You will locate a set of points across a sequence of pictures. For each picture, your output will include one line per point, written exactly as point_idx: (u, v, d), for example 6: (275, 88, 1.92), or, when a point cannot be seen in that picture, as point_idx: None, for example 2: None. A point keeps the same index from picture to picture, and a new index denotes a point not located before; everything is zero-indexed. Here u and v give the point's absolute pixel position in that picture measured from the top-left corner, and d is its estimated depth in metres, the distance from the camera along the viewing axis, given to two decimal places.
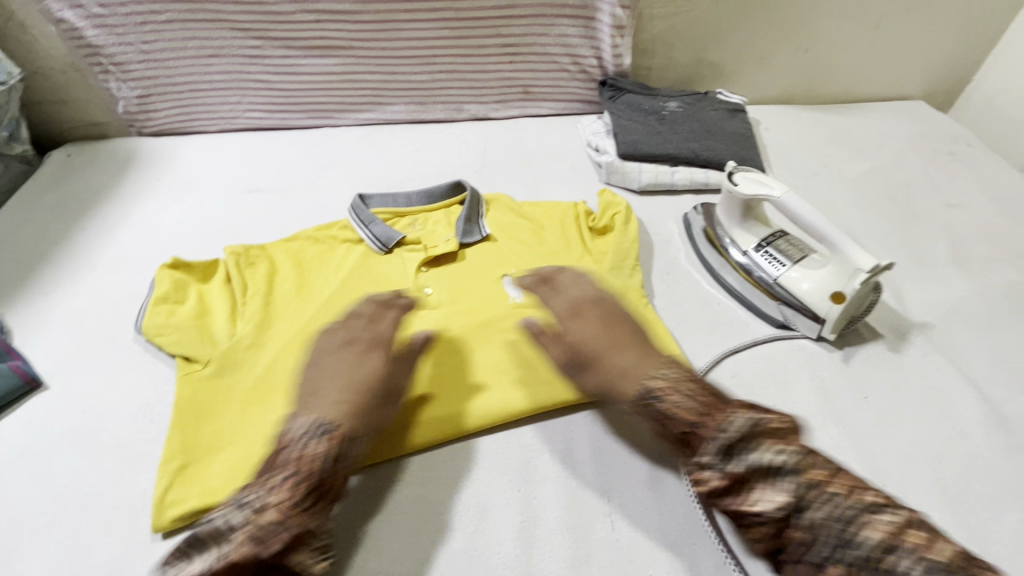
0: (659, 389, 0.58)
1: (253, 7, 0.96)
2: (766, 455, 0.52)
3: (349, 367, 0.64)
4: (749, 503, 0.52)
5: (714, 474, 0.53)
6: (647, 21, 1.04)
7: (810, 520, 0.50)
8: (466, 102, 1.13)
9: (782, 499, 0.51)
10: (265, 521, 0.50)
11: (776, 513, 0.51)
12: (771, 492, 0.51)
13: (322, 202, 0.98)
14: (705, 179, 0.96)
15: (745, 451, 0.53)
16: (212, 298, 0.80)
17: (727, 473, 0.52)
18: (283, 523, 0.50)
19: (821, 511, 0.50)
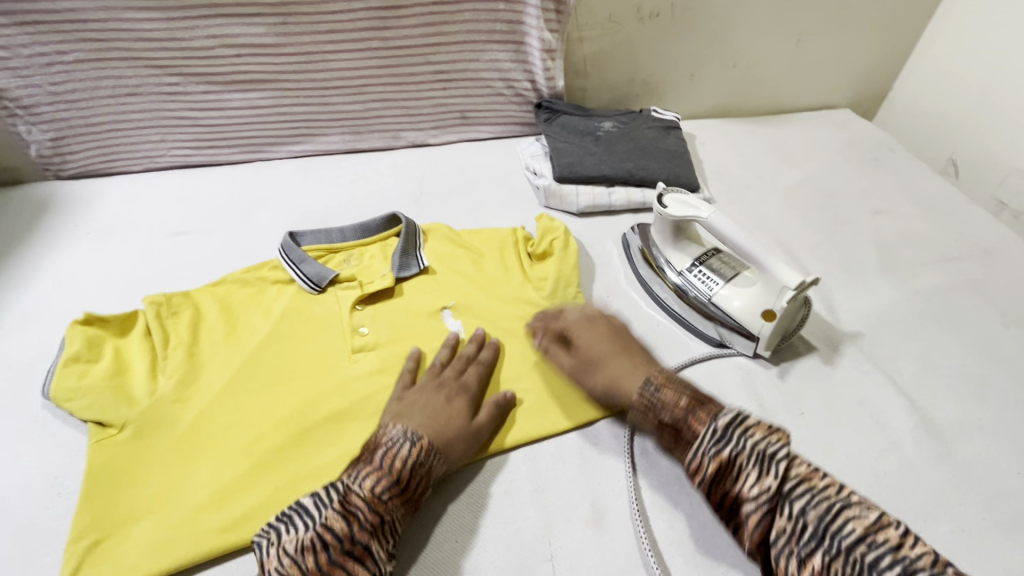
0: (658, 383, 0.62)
1: (169, 43, 0.93)
2: (756, 441, 0.51)
3: (428, 406, 0.65)
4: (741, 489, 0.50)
5: (706, 457, 0.52)
6: (576, 44, 1.05)
7: (796, 508, 0.48)
8: (402, 129, 1.11)
9: (772, 483, 0.49)
10: (354, 502, 0.53)
11: (767, 496, 0.49)
12: (759, 478, 0.50)
13: (254, 242, 0.94)
14: (641, 198, 0.97)
15: (734, 435, 0.52)
16: (131, 355, 0.75)
17: (718, 454, 0.52)
18: (368, 508, 0.53)
19: (808, 500, 0.48)
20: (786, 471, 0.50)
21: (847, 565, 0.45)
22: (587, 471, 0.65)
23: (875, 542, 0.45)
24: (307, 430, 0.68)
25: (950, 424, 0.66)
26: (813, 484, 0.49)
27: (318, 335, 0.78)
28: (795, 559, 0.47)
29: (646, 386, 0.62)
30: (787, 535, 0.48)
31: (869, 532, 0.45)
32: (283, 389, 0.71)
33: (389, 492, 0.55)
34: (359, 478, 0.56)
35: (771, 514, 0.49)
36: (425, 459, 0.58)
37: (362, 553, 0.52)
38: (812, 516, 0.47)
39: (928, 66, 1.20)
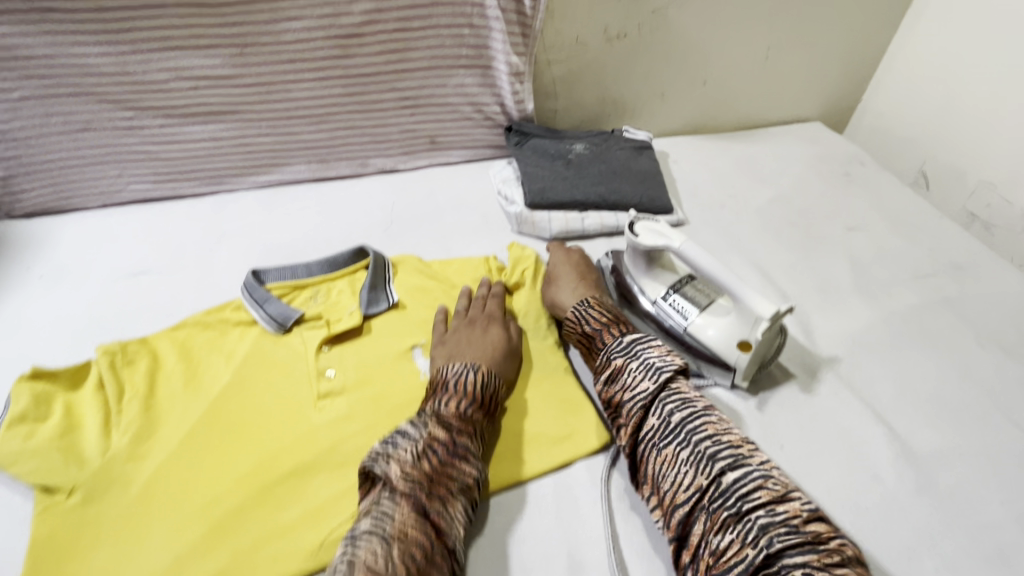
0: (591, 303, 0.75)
1: (120, 77, 0.89)
2: (652, 356, 0.65)
3: (478, 339, 0.72)
4: (624, 386, 0.64)
5: (608, 360, 0.67)
6: (544, 66, 1.04)
7: (666, 410, 0.60)
8: (370, 156, 1.09)
9: (651, 386, 0.62)
10: (446, 417, 0.62)
11: (644, 396, 0.62)
12: (643, 380, 0.63)
13: (216, 281, 0.91)
14: (615, 223, 0.96)
15: (637, 348, 0.66)
16: (82, 410, 0.71)
17: (616, 359, 0.66)
18: (459, 424, 0.62)
19: (678, 405, 0.60)
20: (669, 381, 0.62)
21: (690, 454, 0.57)
22: (565, 516, 0.62)
23: (719, 440, 0.56)
24: (269, 487, 0.65)
25: (930, 452, 0.65)
26: (685, 396, 0.61)
27: (283, 381, 0.75)
28: (655, 448, 0.59)
29: (581, 304, 0.75)
30: (653, 430, 0.60)
31: (717, 433, 0.57)
32: (246, 443, 0.68)
33: (470, 409, 0.64)
34: (425, 438, 0.59)
35: (646, 412, 0.61)
36: (489, 380, 0.67)
37: (464, 452, 0.60)
38: (676, 416, 0.59)
39: (894, 79, 1.21)
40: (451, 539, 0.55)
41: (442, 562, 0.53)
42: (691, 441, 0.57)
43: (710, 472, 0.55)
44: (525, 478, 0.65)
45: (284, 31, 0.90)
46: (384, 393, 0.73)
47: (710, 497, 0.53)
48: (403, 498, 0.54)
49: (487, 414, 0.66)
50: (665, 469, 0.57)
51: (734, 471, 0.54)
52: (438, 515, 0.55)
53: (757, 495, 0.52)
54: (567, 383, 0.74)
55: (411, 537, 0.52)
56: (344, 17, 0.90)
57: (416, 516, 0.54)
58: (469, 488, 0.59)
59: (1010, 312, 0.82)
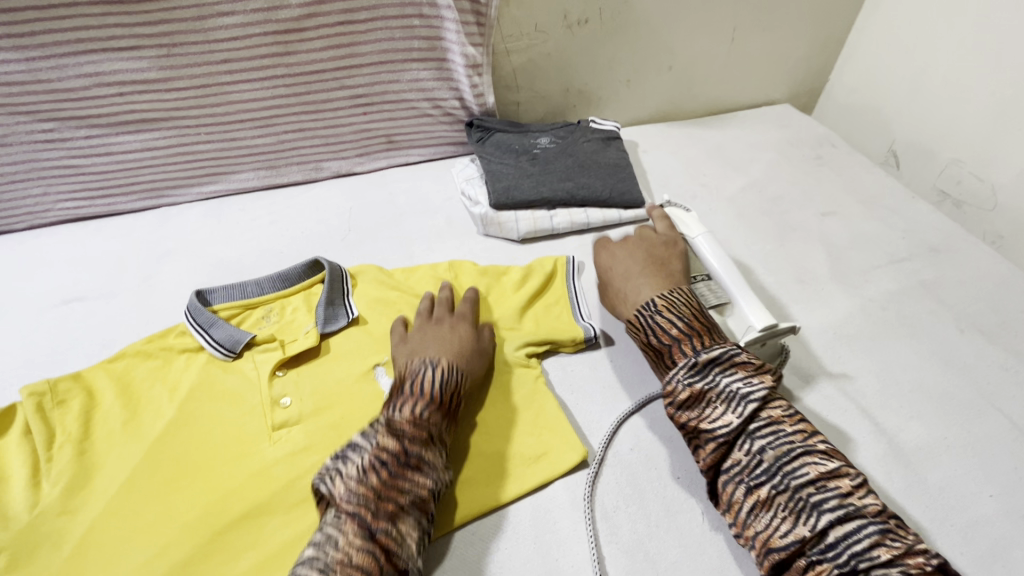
0: (658, 307, 0.64)
1: (34, 86, 0.81)
2: (735, 381, 0.57)
3: (449, 337, 0.69)
4: (703, 418, 0.56)
5: (681, 385, 0.58)
6: (503, 57, 0.98)
7: (756, 446, 0.54)
8: (324, 159, 1.02)
9: (734, 420, 0.55)
10: (401, 423, 0.57)
11: (724, 431, 0.55)
12: (723, 413, 0.56)
13: (158, 305, 0.84)
14: (584, 220, 0.91)
15: (715, 372, 0.58)
16: (7, 460, 0.64)
17: (691, 385, 0.58)
18: (415, 429, 0.57)
19: (770, 441, 0.54)
20: (756, 413, 0.55)
21: (789, 500, 0.51)
22: (547, 541, 0.58)
23: (825, 487, 0.50)
24: (220, 534, 0.60)
25: (917, 447, 0.63)
26: (779, 427, 0.54)
27: (232, 414, 0.69)
28: (743, 485, 0.53)
29: (648, 306, 0.65)
30: (740, 467, 0.54)
31: (822, 478, 0.51)
32: (192, 487, 0.63)
33: (426, 412, 0.58)
34: (373, 450, 0.55)
35: (729, 446, 0.55)
36: (450, 375, 0.63)
37: (418, 462, 0.55)
38: (769, 456, 0.53)
39: (860, 57, 1.19)
40: (401, 558, 0.50)
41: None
42: (793, 484, 0.51)
43: (814, 523, 0.49)
44: (496, 505, 0.60)
45: (214, 28, 0.82)
46: (343, 419, 0.68)
47: (814, 548, 0.48)
48: (348, 520, 0.50)
49: (450, 414, 0.62)
50: (757, 511, 0.52)
51: (845, 523, 0.48)
52: (387, 536, 0.50)
53: (873, 554, 0.47)
54: (540, 395, 0.70)
55: (356, 565, 0.48)
56: (282, 11, 0.83)
57: (362, 540, 0.50)
58: (424, 500, 0.54)
59: (987, 294, 0.81)
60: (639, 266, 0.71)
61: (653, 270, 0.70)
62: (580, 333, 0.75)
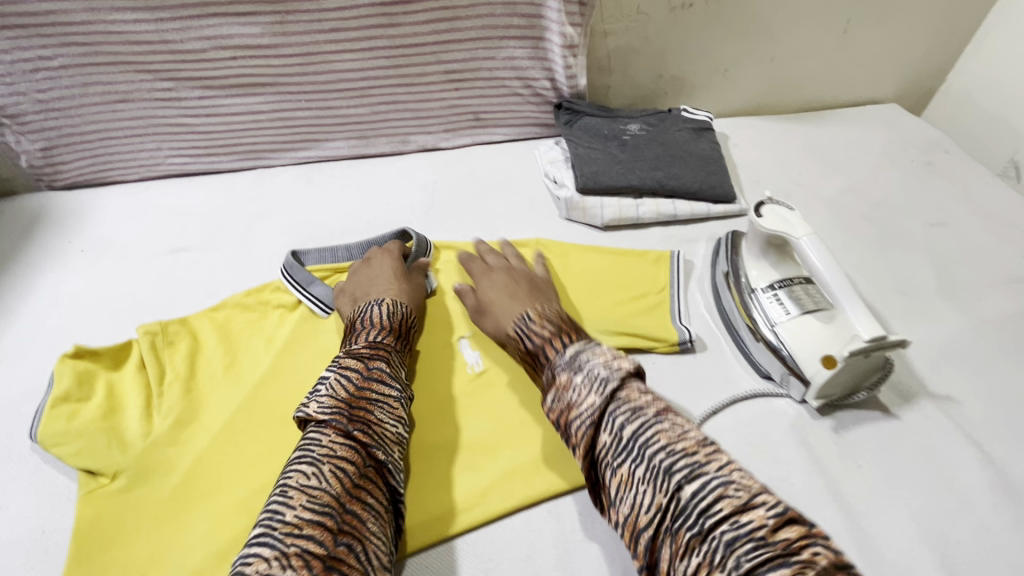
0: (533, 317, 0.64)
1: (159, 47, 0.86)
2: (596, 364, 0.54)
3: (381, 270, 0.75)
4: (570, 405, 0.53)
5: (552, 376, 0.56)
6: (600, 38, 0.96)
7: (616, 423, 0.50)
8: (411, 133, 1.04)
9: (597, 399, 0.52)
10: (357, 350, 0.63)
11: (589, 411, 0.52)
12: (588, 394, 0.53)
13: (254, 260, 0.88)
14: (672, 211, 0.89)
15: (581, 359, 0.56)
16: (125, 391, 0.70)
17: (561, 374, 0.56)
18: (374, 352, 0.63)
19: (628, 415, 0.50)
20: (615, 392, 0.52)
21: (646, 471, 0.47)
22: None
23: (674, 451, 0.47)
24: None
25: None
26: (635, 404, 0.51)
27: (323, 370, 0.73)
28: (610, 469, 0.49)
29: (523, 318, 0.64)
30: (607, 449, 0.50)
31: (671, 444, 0.47)
32: (286, 437, 0.67)
33: (381, 337, 0.65)
34: (339, 374, 0.59)
35: (596, 428, 0.51)
36: (395, 309, 0.69)
37: (380, 375, 0.60)
38: (627, 430, 0.49)
39: (991, 54, 1.09)
40: (380, 452, 0.54)
41: (377, 475, 0.53)
42: (644, 453, 0.48)
43: (668, 489, 0.45)
44: (568, 488, 0.62)
45: None
46: (429, 382, 0.71)
47: (671, 519, 0.44)
48: (326, 428, 0.53)
49: (404, 346, 0.69)
50: (621, 491, 0.48)
51: (692, 483, 0.44)
52: (363, 433, 0.54)
53: (717, 509, 0.42)
54: None
55: (340, 456, 0.51)
56: None
57: (341, 438, 0.53)
58: (393, 410, 0.59)
59: None
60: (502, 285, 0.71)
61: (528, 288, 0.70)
62: (674, 335, 0.73)
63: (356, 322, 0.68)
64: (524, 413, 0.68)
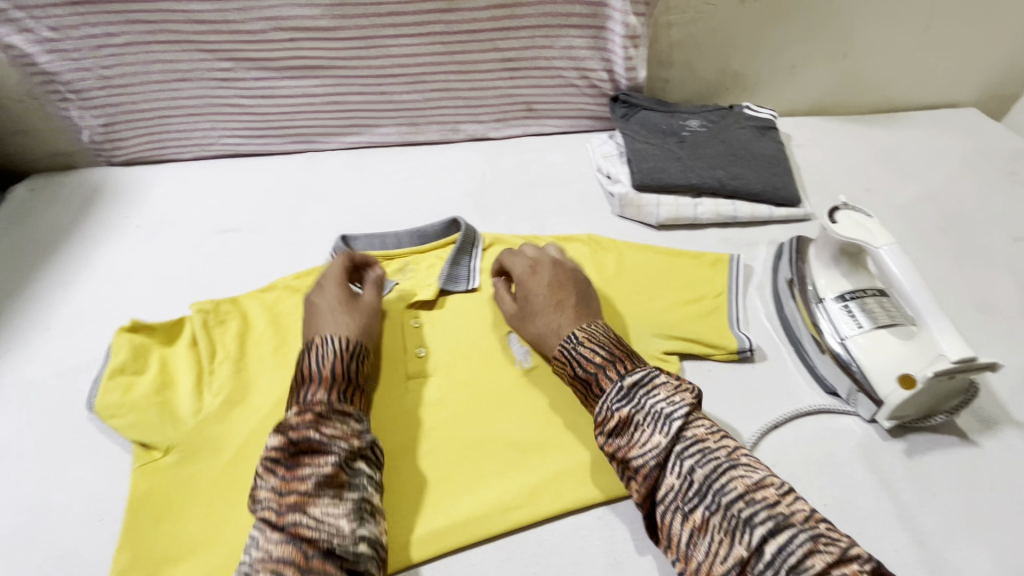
0: (580, 339, 0.61)
1: (220, 26, 0.86)
2: (659, 401, 0.53)
3: (319, 305, 0.67)
4: (632, 445, 0.53)
5: (608, 412, 0.55)
6: (663, 29, 0.92)
7: (686, 467, 0.50)
8: (462, 122, 1.02)
9: (663, 441, 0.51)
10: (286, 417, 0.55)
11: (656, 453, 0.51)
12: (653, 435, 0.52)
13: (303, 243, 0.88)
14: (731, 212, 0.85)
15: (641, 394, 0.54)
16: (176, 366, 0.70)
17: (618, 410, 0.54)
18: (302, 415, 0.55)
19: (698, 459, 0.50)
20: (682, 432, 0.52)
21: (723, 519, 0.47)
22: None
23: (753, 499, 0.47)
24: None
25: None
26: (705, 445, 0.51)
27: None
28: (679, 513, 0.49)
29: (569, 340, 0.62)
30: (674, 491, 0.50)
31: (749, 491, 0.47)
32: None
33: (313, 397, 0.57)
34: (265, 455, 0.53)
35: (662, 470, 0.51)
36: (324, 349, 0.61)
37: (313, 444, 0.53)
38: (699, 474, 0.49)
39: None
40: (323, 538, 0.48)
41: (325, 564, 0.47)
42: (719, 501, 0.48)
43: (749, 541, 0.46)
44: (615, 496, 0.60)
45: None
46: (479, 377, 0.69)
47: (755, 570, 0.45)
48: (263, 524, 0.49)
49: (352, 388, 0.61)
50: (694, 537, 0.48)
51: (777, 535, 0.45)
52: (298, 525, 0.48)
53: (807, 565, 0.43)
54: None
55: (277, 557, 0.47)
56: None
57: (278, 534, 0.48)
58: (333, 479, 0.52)
59: None
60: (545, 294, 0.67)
61: (578, 300, 0.67)
62: (733, 343, 0.70)
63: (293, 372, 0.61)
64: (572, 416, 0.66)
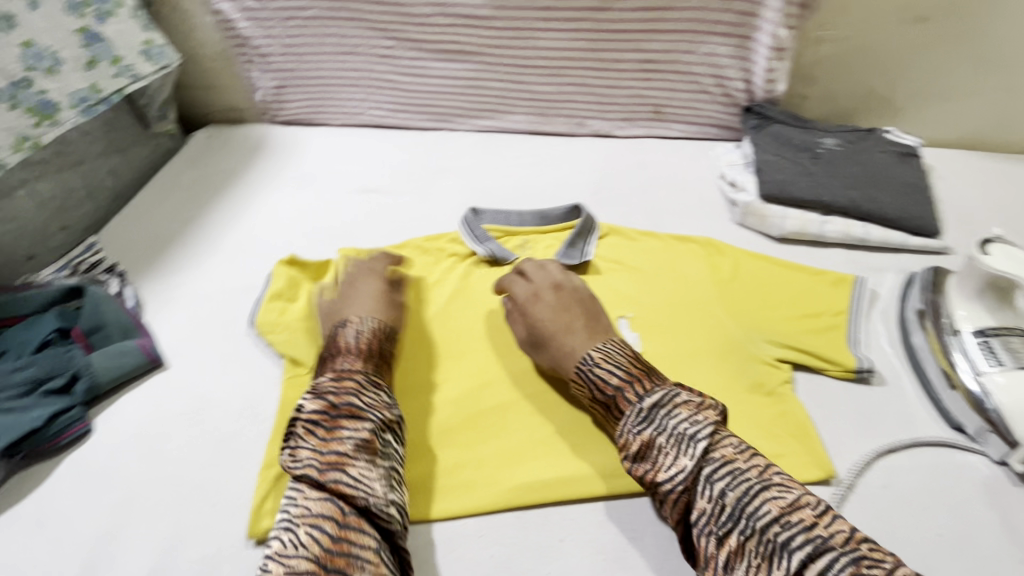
0: (596, 359, 0.61)
1: (393, 7, 0.96)
2: (681, 421, 0.53)
3: (359, 292, 0.73)
4: (658, 469, 0.52)
5: (631, 436, 0.54)
6: (812, 44, 0.92)
7: (716, 490, 0.50)
8: (589, 117, 1.06)
9: (689, 463, 0.51)
10: (322, 384, 0.60)
11: (684, 476, 0.51)
12: (677, 457, 0.52)
13: (432, 211, 0.96)
14: (861, 234, 0.83)
15: (661, 414, 0.54)
16: (321, 300, 0.79)
17: (640, 434, 0.54)
18: (339, 385, 0.60)
19: (729, 482, 0.50)
20: (707, 452, 0.51)
21: (759, 543, 0.47)
22: None
23: (790, 522, 0.46)
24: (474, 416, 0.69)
25: None
26: (734, 465, 0.50)
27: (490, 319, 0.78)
28: (713, 537, 0.49)
29: (585, 361, 0.61)
30: (706, 515, 0.50)
31: (783, 513, 0.47)
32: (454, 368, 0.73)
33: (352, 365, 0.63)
34: (303, 419, 0.57)
35: (692, 493, 0.51)
36: (364, 327, 0.67)
37: (352, 411, 0.58)
38: (731, 498, 0.49)
39: None
40: (360, 497, 0.53)
41: (360, 521, 0.52)
42: (750, 523, 0.47)
43: (787, 565, 0.45)
44: None
45: None
46: None
47: None
48: (303, 482, 0.54)
49: (382, 363, 0.67)
50: (731, 562, 0.47)
51: (817, 558, 0.44)
52: (338, 482, 0.53)
53: None
54: (784, 397, 0.67)
55: (317, 514, 0.51)
56: None
57: (318, 492, 0.53)
58: (369, 443, 0.57)
59: None
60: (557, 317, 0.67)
61: (590, 321, 0.66)
62: (853, 361, 0.68)
63: (326, 343, 0.67)
64: None
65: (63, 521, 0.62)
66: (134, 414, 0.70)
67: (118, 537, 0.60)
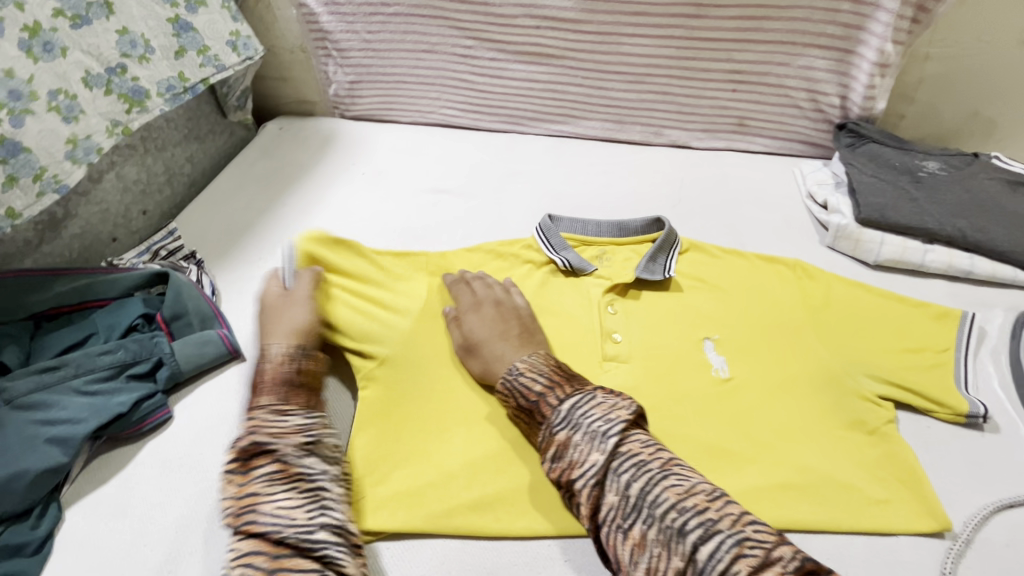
0: (521, 369, 0.62)
1: (479, 7, 0.95)
2: (596, 419, 0.53)
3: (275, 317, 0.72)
4: (573, 466, 0.52)
5: (549, 436, 0.55)
6: (919, 62, 0.87)
7: (622, 482, 0.50)
8: (667, 126, 1.03)
9: (599, 458, 0.51)
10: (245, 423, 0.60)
11: (592, 471, 0.51)
12: (590, 452, 0.52)
13: (503, 215, 0.94)
14: (966, 266, 0.79)
15: (575, 413, 0.54)
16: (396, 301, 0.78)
17: (557, 434, 0.54)
18: (249, 423, 0.59)
19: (633, 473, 0.50)
20: (617, 448, 0.51)
21: (658, 531, 0.47)
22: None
23: (686, 508, 0.47)
24: None
25: None
26: (640, 457, 0.51)
27: (569, 330, 0.75)
28: (620, 531, 0.49)
29: (511, 370, 0.62)
30: (615, 510, 0.50)
31: (680, 500, 0.48)
32: None
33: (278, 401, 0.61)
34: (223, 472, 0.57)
35: (602, 488, 0.51)
36: (267, 355, 0.66)
37: (258, 452, 0.56)
38: (634, 488, 0.49)
39: None
40: (278, 529, 0.51)
41: (292, 549, 0.50)
42: (652, 514, 0.48)
43: (684, 549, 0.46)
44: (819, 526, 0.58)
45: None
46: (675, 375, 0.69)
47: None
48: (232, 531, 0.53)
49: (301, 387, 0.64)
50: (634, 555, 0.48)
51: (707, 541, 0.45)
52: (251, 523, 0.51)
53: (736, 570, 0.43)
54: (886, 438, 0.63)
55: (246, 555, 0.50)
56: None
57: (242, 535, 0.52)
58: (283, 473, 0.55)
59: None
60: (495, 330, 0.69)
61: (521, 334, 0.68)
62: (965, 406, 0.64)
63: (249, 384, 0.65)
64: (770, 433, 0.64)
65: (145, 509, 0.62)
66: (214, 404, 0.70)
67: (199, 528, 0.60)
